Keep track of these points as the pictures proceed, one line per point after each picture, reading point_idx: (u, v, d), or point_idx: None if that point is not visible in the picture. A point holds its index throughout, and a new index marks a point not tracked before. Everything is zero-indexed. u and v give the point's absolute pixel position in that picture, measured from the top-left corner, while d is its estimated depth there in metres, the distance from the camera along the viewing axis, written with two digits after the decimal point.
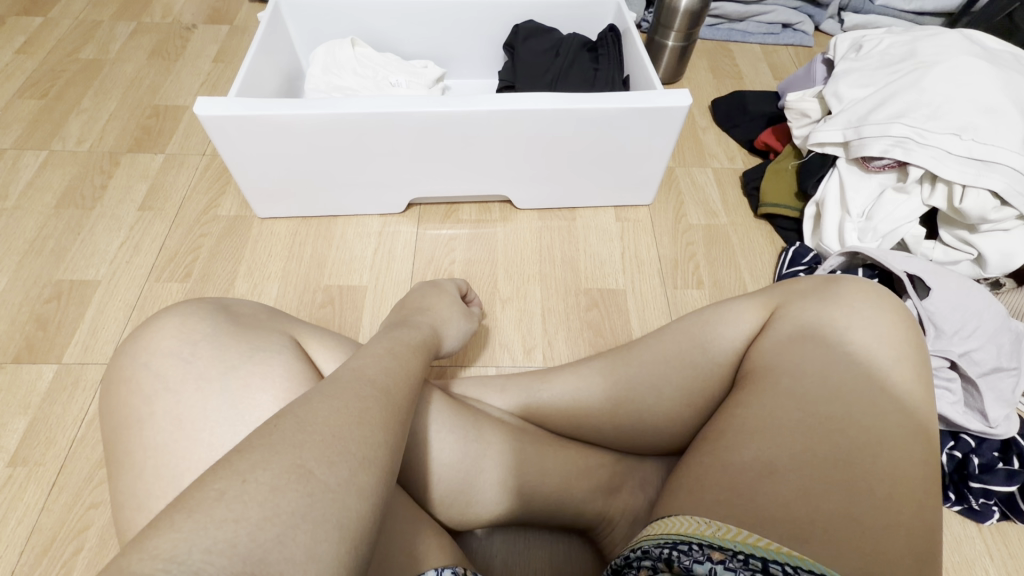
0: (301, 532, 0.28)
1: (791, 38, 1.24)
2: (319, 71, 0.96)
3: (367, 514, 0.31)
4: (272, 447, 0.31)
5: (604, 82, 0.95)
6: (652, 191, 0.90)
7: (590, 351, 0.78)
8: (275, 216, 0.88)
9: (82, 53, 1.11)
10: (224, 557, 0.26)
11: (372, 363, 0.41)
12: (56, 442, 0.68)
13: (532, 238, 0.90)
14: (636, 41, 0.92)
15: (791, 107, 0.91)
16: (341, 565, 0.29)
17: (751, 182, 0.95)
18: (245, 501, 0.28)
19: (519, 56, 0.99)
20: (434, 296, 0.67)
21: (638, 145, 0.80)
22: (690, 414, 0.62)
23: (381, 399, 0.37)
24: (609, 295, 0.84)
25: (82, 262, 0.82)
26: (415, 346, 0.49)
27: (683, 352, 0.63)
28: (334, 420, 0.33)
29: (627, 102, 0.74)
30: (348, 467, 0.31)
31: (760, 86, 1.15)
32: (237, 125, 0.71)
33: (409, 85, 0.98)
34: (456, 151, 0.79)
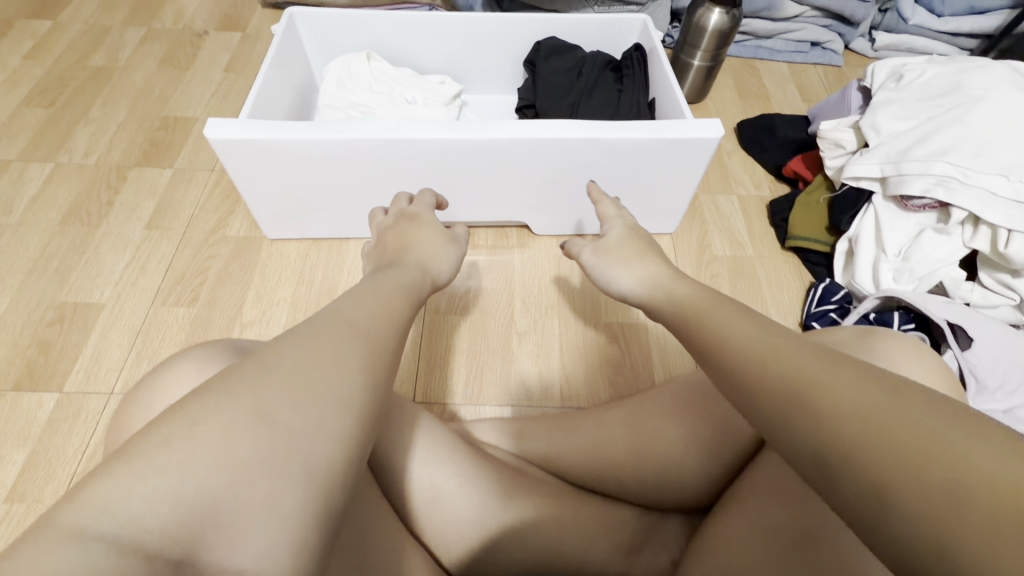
0: (257, 479, 0.30)
1: (820, 58, 1.20)
2: (333, 86, 0.93)
3: (340, 464, 0.33)
4: (228, 395, 0.32)
5: (629, 104, 0.92)
6: (676, 220, 0.86)
7: (609, 390, 0.75)
8: (285, 238, 0.86)
9: (91, 60, 1.08)
10: (171, 505, 0.28)
11: (358, 309, 0.42)
12: (56, 477, 0.65)
13: (550, 266, 0.87)
14: (664, 63, 0.89)
15: (824, 136, 0.86)
16: (308, 513, 0.31)
17: (779, 212, 0.91)
18: (193, 446, 0.29)
19: (540, 74, 0.95)
20: (413, 230, 0.65)
21: (663, 174, 0.76)
22: (712, 462, 0.59)
23: (364, 355, 0.38)
24: (630, 329, 0.80)
25: (86, 283, 0.80)
26: (396, 286, 0.51)
27: (704, 401, 0.62)
28: (303, 368, 0.34)
29: (656, 133, 0.70)
30: (318, 412, 0.33)
31: (788, 108, 1.11)
32: (248, 149, 0.68)
33: (426, 102, 0.94)
34: (476, 179, 0.76)
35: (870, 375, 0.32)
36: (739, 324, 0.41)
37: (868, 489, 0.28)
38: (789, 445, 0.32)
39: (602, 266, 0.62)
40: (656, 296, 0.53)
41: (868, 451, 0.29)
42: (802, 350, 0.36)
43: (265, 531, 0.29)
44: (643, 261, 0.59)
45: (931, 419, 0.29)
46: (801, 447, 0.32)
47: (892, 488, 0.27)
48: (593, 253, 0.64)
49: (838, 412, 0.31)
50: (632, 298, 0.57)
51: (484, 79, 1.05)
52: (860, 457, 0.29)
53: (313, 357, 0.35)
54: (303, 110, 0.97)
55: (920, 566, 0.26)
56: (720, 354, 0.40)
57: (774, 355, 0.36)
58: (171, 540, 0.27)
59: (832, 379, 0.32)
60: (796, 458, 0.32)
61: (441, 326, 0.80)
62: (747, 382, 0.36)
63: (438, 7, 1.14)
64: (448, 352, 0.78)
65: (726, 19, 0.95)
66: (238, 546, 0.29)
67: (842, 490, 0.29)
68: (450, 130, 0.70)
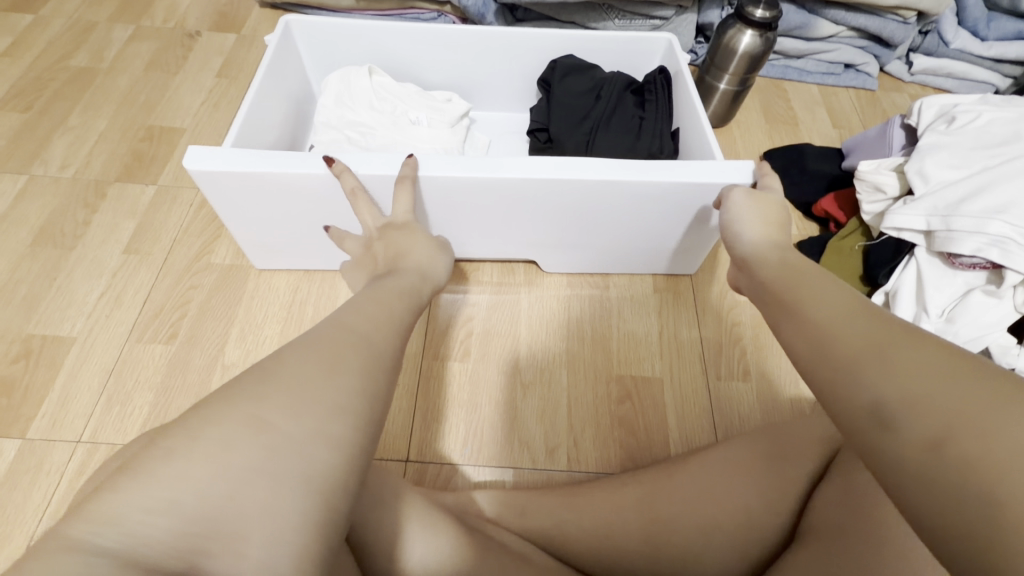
0: (258, 487, 0.28)
1: (852, 80, 1.13)
2: (331, 103, 0.86)
3: (341, 475, 0.31)
4: (230, 404, 0.30)
5: (649, 133, 0.84)
6: (698, 261, 0.80)
7: (620, 455, 0.69)
8: (272, 268, 0.79)
9: (73, 60, 1.01)
10: (168, 519, 0.26)
11: (361, 315, 0.41)
12: (11, 540, 0.59)
13: (560, 308, 0.80)
14: (690, 88, 0.81)
15: (862, 177, 0.79)
16: (307, 520, 0.29)
17: (806, 256, 0.84)
18: (193, 459, 0.28)
19: (554, 96, 0.87)
20: (402, 238, 0.59)
21: (688, 219, 0.69)
22: (755, 525, 0.53)
23: (362, 357, 0.36)
24: (644, 385, 0.74)
25: (57, 313, 0.74)
26: (397, 292, 0.49)
27: (740, 460, 0.58)
28: (308, 372, 0.33)
29: (688, 176, 0.62)
30: (317, 417, 0.31)
31: (817, 136, 1.04)
32: (227, 181, 0.61)
33: (431, 122, 0.87)
34: (483, 216, 0.69)
35: (953, 352, 0.31)
36: (826, 300, 0.41)
37: (924, 447, 0.28)
38: (847, 411, 0.33)
39: (744, 215, 0.58)
40: (766, 262, 0.52)
41: (939, 413, 0.28)
42: (882, 325, 0.35)
43: (270, 539, 0.28)
44: (780, 230, 0.57)
45: (1008, 399, 0.27)
46: (860, 401, 0.32)
47: (951, 445, 0.27)
48: (745, 195, 0.59)
49: (897, 385, 0.31)
50: (748, 246, 0.56)
51: (494, 96, 0.98)
52: (928, 417, 0.28)
53: (316, 363, 0.34)
54: (299, 124, 0.89)
55: (954, 528, 0.26)
56: (801, 320, 0.41)
57: (834, 334, 0.37)
58: (172, 552, 0.25)
59: (893, 352, 0.33)
60: (848, 414, 0.33)
61: (440, 374, 0.74)
62: (820, 347, 0.37)
63: (448, 15, 1.07)
64: (448, 402, 0.72)
65: (758, 42, 0.88)
66: (242, 552, 0.27)
67: (894, 445, 0.29)
68: (454, 166, 0.62)
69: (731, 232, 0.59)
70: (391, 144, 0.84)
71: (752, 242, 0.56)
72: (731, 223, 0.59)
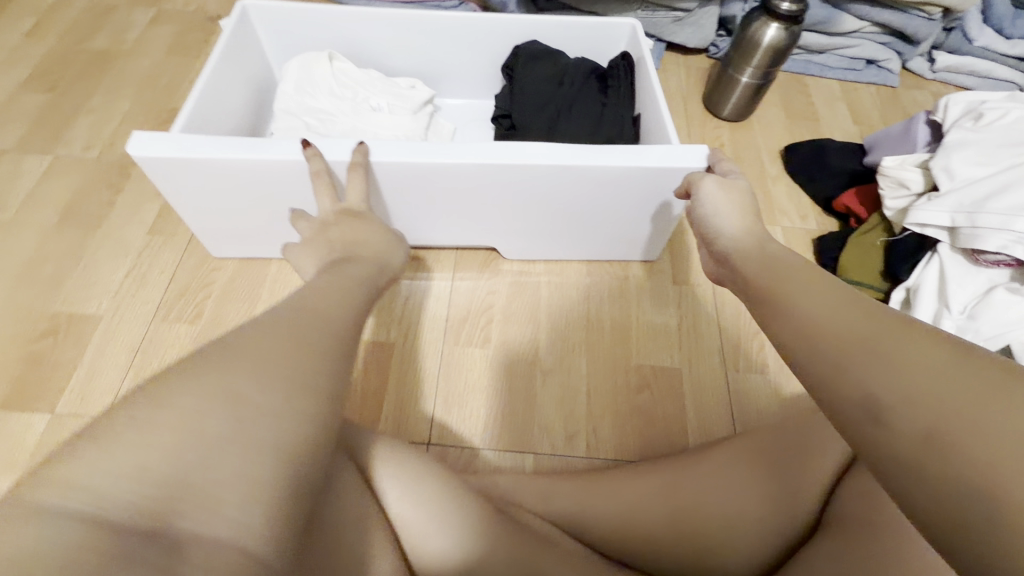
0: (230, 455, 0.26)
1: (874, 77, 1.12)
2: (290, 89, 0.85)
3: (315, 440, 0.29)
4: (199, 370, 0.28)
5: (611, 120, 0.83)
6: (656, 247, 0.80)
7: (638, 443, 0.70)
8: (224, 257, 0.78)
9: (95, 42, 1.01)
10: (129, 485, 0.23)
11: (321, 298, 0.40)
12: None
13: (579, 297, 0.80)
14: (650, 74, 0.80)
15: (886, 173, 0.79)
16: (283, 491, 0.27)
17: (827, 251, 0.84)
18: (156, 423, 0.25)
19: (518, 82, 0.87)
20: (359, 227, 0.57)
21: (637, 206, 0.69)
22: (769, 517, 0.54)
23: (330, 338, 0.35)
24: (662, 375, 0.75)
25: (83, 291, 0.75)
26: (349, 274, 0.47)
27: (756, 455, 0.58)
28: (278, 346, 0.31)
29: (639, 159, 0.62)
30: (292, 388, 0.29)
31: (838, 132, 1.04)
32: (174, 168, 0.60)
33: (391, 109, 0.86)
34: (496, 205, 0.69)
35: (941, 338, 0.30)
36: (806, 286, 0.39)
37: (926, 443, 0.26)
38: (846, 404, 0.30)
39: (717, 207, 0.53)
40: (748, 259, 0.46)
41: (936, 403, 0.27)
42: (867, 309, 0.34)
43: (244, 503, 0.25)
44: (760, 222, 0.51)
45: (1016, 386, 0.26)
46: (853, 395, 0.30)
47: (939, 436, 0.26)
48: (715, 183, 0.55)
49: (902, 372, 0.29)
50: (727, 241, 0.50)
51: (458, 83, 0.97)
52: (917, 411, 0.27)
53: (279, 336, 0.32)
54: (260, 109, 0.88)
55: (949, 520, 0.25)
56: (785, 309, 0.38)
57: (820, 324, 0.34)
58: (140, 518, 0.23)
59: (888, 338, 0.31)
60: (837, 404, 0.31)
61: (459, 359, 0.74)
62: (806, 334, 0.35)
63: (471, 4, 1.07)
64: (467, 387, 0.72)
65: (783, 35, 0.87)
66: (214, 517, 0.24)
67: (891, 442, 0.27)
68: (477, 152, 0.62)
69: (705, 226, 0.53)
70: (350, 132, 0.83)
71: (727, 235, 0.50)
72: (700, 218, 0.54)
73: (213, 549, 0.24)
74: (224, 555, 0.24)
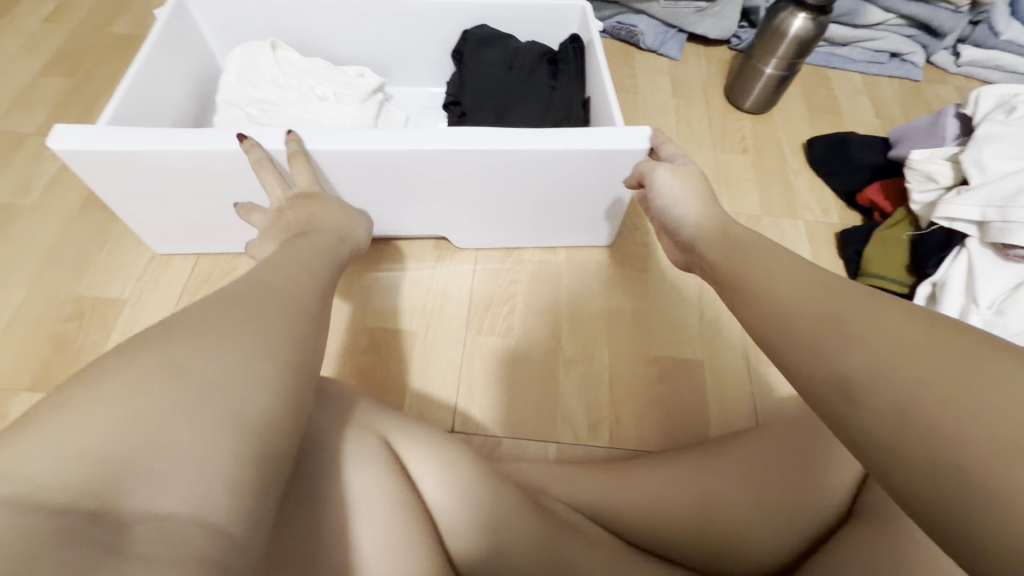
0: (175, 427, 0.26)
1: (897, 70, 1.11)
2: (233, 80, 0.80)
3: (275, 413, 0.29)
4: (140, 350, 0.28)
5: (560, 105, 0.80)
6: (611, 231, 0.79)
7: (662, 434, 0.70)
8: (215, 252, 0.77)
9: (115, 27, 1.01)
10: (69, 464, 0.23)
11: (268, 273, 0.39)
12: None
13: (599, 287, 0.80)
14: (599, 58, 0.77)
15: (914, 166, 0.79)
16: (241, 457, 0.27)
17: (851, 245, 0.83)
18: (96, 402, 0.25)
19: (466, 68, 0.84)
20: (315, 207, 0.57)
21: (586, 192, 0.69)
22: (767, 503, 0.54)
23: (282, 310, 0.35)
24: (684, 366, 0.75)
25: (106, 277, 0.75)
26: (315, 249, 0.48)
27: (777, 455, 0.57)
28: (225, 321, 0.31)
29: (584, 141, 0.61)
30: (242, 357, 0.30)
31: (862, 126, 1.03)
32: (91, 164, 0.58)
33: (339, 98, 0.82)
34: (510, 194, 0.69)
35: (912, 311, 0.30)
36: (766, 264, 0.39)
37: (900, 418, 0.26)
38: (808, 376, 0.31)
39: (676, 196, 0.52)
40: (710, 245, 0.47)
41: (900, 378, 0.27)
42: (833, 287, 0.34)
43: (199, 476, 0.25)
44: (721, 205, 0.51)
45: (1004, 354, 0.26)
46: (824, 373, 0.30)
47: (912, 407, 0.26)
48: (669, 172, 0.54)
49: (862, 347, 0.29)
50: (690, 229, 0.50)
51: (410, 69, 0.93)
52: (886, 388, 0.27)
53: (229, 315, 0.32)
54: (206, 97, 0.85)
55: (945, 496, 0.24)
56: (755, 296, 0.38)
57: (789, 307, 0.35)
58: (79, 496, 0.22)
59: (849, 311, 0.31)
60: (811, 382, 0.31)
61: (481, 348, 0.74)
62: (783, 320, 0.35)
63: None
64: (488, 376, 0.72)
65: (810, 25, 0.87)
66: (166, 491, 0.24)
67: (864, 420, 0.28)
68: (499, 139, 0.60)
69: (668, 215, 0.53)
70: (294, 122, 0.79)
71: (687, 224, 0.50)
72: (661, 207, 0.54)
73: (166, 522, 0.23)
74: (178, 528, 0.24)
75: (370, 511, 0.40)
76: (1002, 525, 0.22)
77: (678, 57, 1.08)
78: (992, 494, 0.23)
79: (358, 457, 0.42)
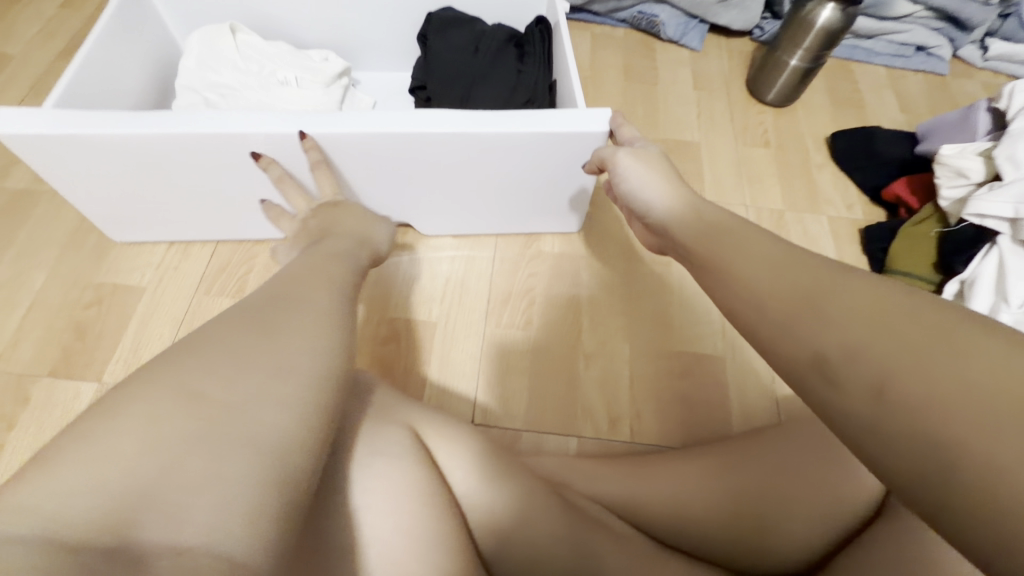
0: (193, 459, 0.27)
1: (923, 64, 1.08)
2: (192, 64, 0.78)
3: (289, 435, 0.30)
4: (158, 381, 0.29)
5: (526, 90, 0.78)
6: (580, 217, 0.78)
7: (682, 430, 0.69)
8: (237, 239, 0.77)
9: None
10: (93, 498, 0.25)
11: (284, 281, 0.41)
12: None
13: (619, 281, 0.79)
14: (564, 40, 0.75)
15: (944, 162, 0.78)
16: (258, 482, 0.28)
17: (875, 241, 0.82)
18: (118, 436, 0.27)
19: (431, 53, 0.82)
20: (340, 213, 0.58)
21: (553, 178, 0.68)
22: (778, 511, 0.53)
23: (300, 322, 0.36)
24: (703, 362, 0.74)
25: (126, 264, 0.75)
26: (330, 257, 0.47)
27: (796, 467, 0.54)
28: (242, 347, 0.33)
29: (541, 125, 0.59)
30: (258, 383, 0.31)
31: (886, 121, 1.01)
32: (29, 145, 0.56)
33: (301, 82, 0.80)
34: (522, 180, 0.68)
35: (891, 287, 0.30)
36: (743, 246, 0.38)
37: (872, 395, 0.27)
38: (789, 356, 0.31)
39: (642, 180, 0.51)
40: (682, 229, 0.45)
41: (873, 354, 0.27)
42: (810, 263, 0.34)
43: (214, 505, 0.26)
44: (686, 186, 0.49)
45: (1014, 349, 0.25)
46: (802, 353, 0.30)
47: (891, 384, 0.26)
48: (631, 156, 0.52)
49: (842, 320, 0.29)
50: (660, 212, 0.48)
51: (379, 54, 0.91)
52: (863, 360, 0.28)
53: (245, 338, 0.33)
54: (167, 80, 0.82)
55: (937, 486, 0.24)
56: (725, 275, 0.37)
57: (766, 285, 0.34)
58: (101, 529, 0.24)
59: (840, 287, 0.31)
60: (789, 362, 0.31)
61: (500, 341, 0.74)
62: (758, 305, 0.34)
63: None
64: (507, 369, 0.72)
65: (837, 17, 0.85)
66: (183, 521, 0.25)
67: (842, 398, 0.28)
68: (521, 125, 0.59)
69: (634, 202, 0.52)
70: (255, 107, 0.77)
71: (653, 211, 0.49)
72: (626, 193, 0.52)
73: (183, 553, 0.24)
74: (190, 558, 0.24)
75: (404, 504, 0.39)
76: (982, 494, 0.22)
77: (698, 49, 1.07)
78: (968, 464, 0.23)
79: (390, 451, 0.41)
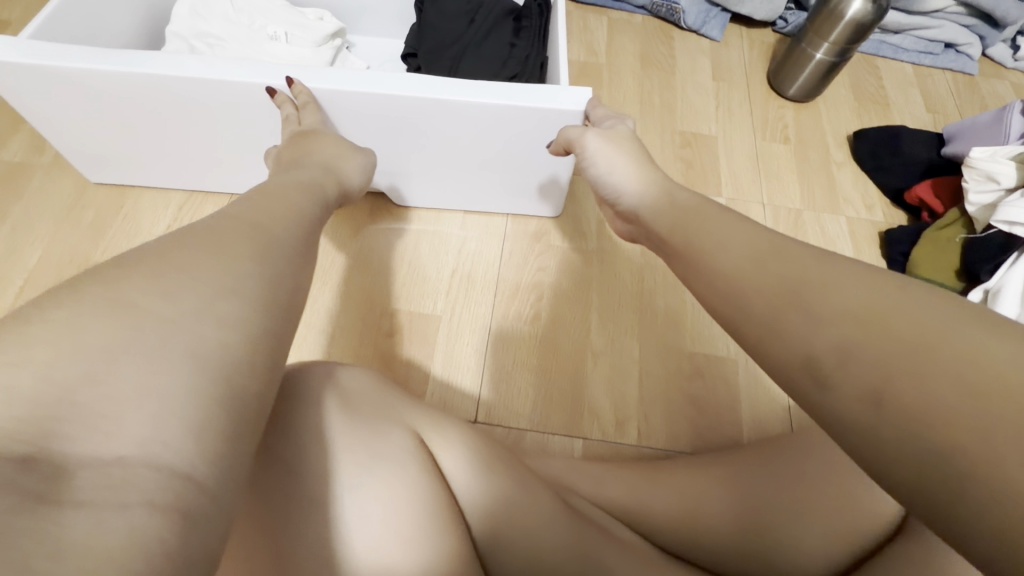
0: (121, 369, 0.25)
1: (952, 62, 1.04)
2: (183, 11, 0.76)
3: (240, 352, 0.28)
4: (85, 289, 0.27)
5: (517, 62, 0.75)
6: (557, 203, 0.76)
7: (691, 431, 0.67)
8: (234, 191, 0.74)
9: None
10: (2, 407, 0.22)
11: (249, 204, 0.37)
12: None
13: (632, 279, 0.77)
14: (558, 9, 0.71)
15: (974, 165, 0.75)
16: (203, 398, 0.26)
17: (897, 245, 0.79)
18: (32, 344, 0.24)
19: (425, 20, 0.79)
20: (315, 141, 0.53)
21: (536, 156, 0.65)
22: (774, 519, 0.51)
23: (257, 245, 0.33)
24: (715, 364, 0.72)
25: (123, 243, 0.72)
26: (296, 185, 0.44)
27: (800, 470, 0.53)
28: (189, 257, 0.30)
29: (504, 96, 0.56)
30: (197, 292, 0.28)
31: (911, 120, 0.98)
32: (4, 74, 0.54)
33: (290, 39, 0.77)
34: (511, 159, 0.65)
35: (888, 283, 0.27)
36: (731, 228, 0.36)
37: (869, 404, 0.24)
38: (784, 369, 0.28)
39: (609, 163, 0.48)
40: (656, 217, 0.42)
41: (871, 359, 0.25)
42: (809, 255, 0.31)
43: (151, 416, 0.24)
44: (659, 168, 0.47)
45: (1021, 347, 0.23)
46: (791, 355, 0.28)
47: (890, 391, 0.24)
48: (598, 136, 0.50)
49: (834, 316, 0.27)
50: (631, 197, 0.46)
51: (376, 19, 0.87)
52: (856, 366, 0.25)
53: (191, 250, 0.30)
54: (161, 20, 0.79)
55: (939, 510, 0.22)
56: (703, 269, 0.35)
57: (757, 286, 0.31)
58: (12, 437, 0.22)
59: (832, 284, 0.28)
60: (778, 369, 0.29)
61: (506, 334, 0.72)
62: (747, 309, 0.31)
63: None
64: (514, 365, 0.70)
65: (869, 8, 0.82)
66: (112, 435, 0.23)
67: (838, 403, 0.26)
68: (503, 95, 0.56)
69: (601, 184, 0.49)
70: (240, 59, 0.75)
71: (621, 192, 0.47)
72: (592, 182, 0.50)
73: (116, 466, 0.23)
74: (126, 472, 0.23)
75: (402, 513, 0.37)
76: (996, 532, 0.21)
77: (718, 40, 1.03)
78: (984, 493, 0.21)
79: (392, 456, 0.39)
